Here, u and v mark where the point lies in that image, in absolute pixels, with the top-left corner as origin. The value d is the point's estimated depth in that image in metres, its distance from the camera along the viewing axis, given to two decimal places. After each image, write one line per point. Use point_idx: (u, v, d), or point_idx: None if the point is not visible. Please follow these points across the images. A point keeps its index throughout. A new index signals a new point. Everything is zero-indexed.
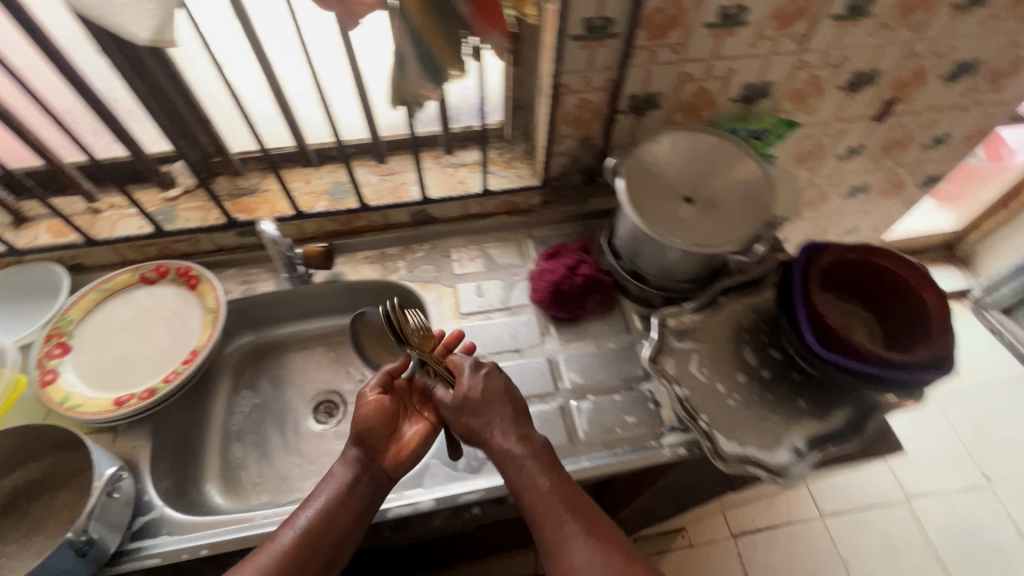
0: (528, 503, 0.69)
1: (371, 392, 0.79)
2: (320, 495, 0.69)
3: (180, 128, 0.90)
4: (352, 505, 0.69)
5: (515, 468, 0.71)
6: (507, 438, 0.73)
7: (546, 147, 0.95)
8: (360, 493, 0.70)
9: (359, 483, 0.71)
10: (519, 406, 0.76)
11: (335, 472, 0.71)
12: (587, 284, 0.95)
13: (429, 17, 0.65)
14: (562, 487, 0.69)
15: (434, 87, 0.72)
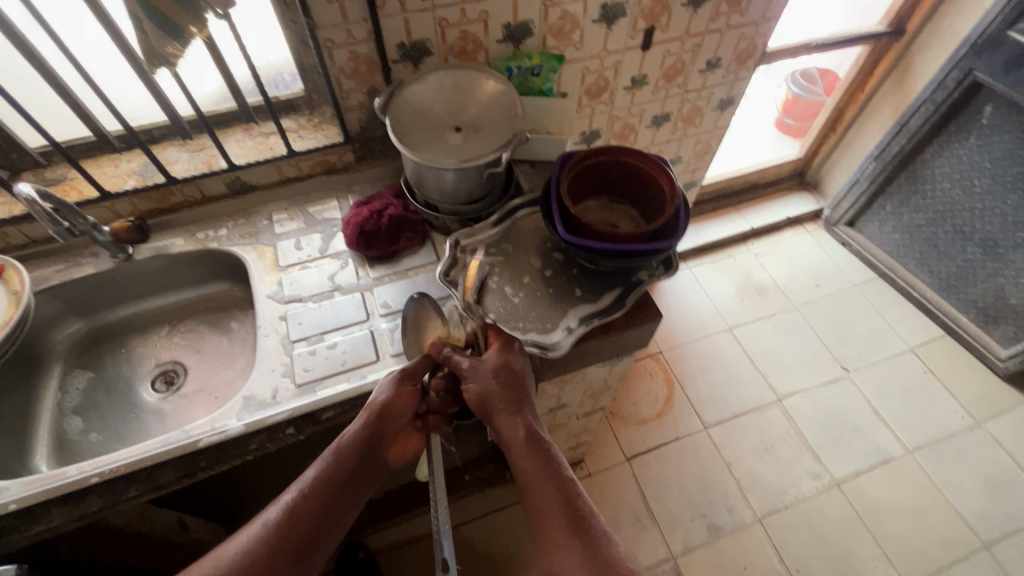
0: (527, 494, 0.77)
1: (391, 391, 0.83)
2: (311, 474, 0.77)
3: None
4: (341, 495, 0.77)
5: (521, 458, 0.80)
6: (517, 434, 0.81)
7: (336, 103, 1.03)
8: (350, 482, 0.78)
9: (352, 474, 0.79)
10: (525, 392, 0.85)
11: (333, 451, 0.79)
12: (393, 223, 1.04)
13: None
14: (557, 483, 0.77)
15: (179, 45, 0.78)
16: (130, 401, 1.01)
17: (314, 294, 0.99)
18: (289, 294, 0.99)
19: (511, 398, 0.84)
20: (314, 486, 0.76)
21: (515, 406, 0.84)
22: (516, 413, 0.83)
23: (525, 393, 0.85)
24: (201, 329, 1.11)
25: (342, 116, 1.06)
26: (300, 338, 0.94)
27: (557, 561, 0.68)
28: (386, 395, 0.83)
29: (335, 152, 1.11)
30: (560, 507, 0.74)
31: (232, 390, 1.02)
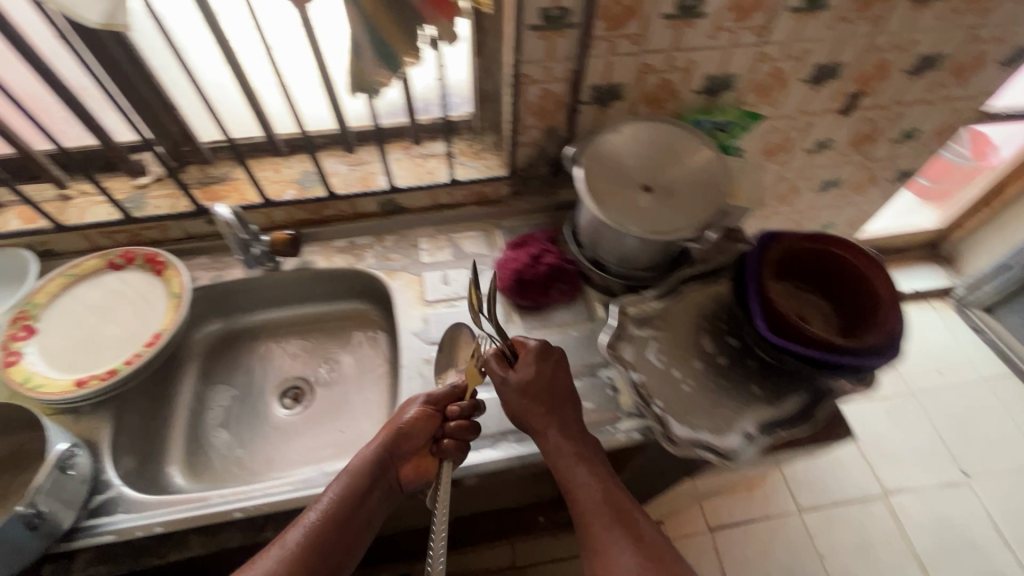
0: (577, 505, 0.74)
1: (409, 412, 0.81)
2: (330, 493, 0.73)
3: (149, 116, 0.91)
4: (360, 514, 0.73)
5: (563, 465, 0.75)
6: (559, 439, 0.76)
7: (511, 138, 0.96)
8: (367, 504, 0.74)
9: (371, 493, 0.75)
10: (570, 399, 0.80)
11: (348, 472, 0.75)
12: (550, 272, 0.97)
13: (382, 5, 0.66)
14: (602, 493, 0.73)
15: (390, 74, 0.73)
16: (258, 413, 0.99)
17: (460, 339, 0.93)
18: (434, 334, 0.94)
19: (554, 406, 0.78)
20: (335, 506, 0.71)
21: (557, 414, 0.78)
22: (558, 421, 0.77)
23: (570, 400, 0.80)
24: (330, 346, 1.07)
25: (512, 150, 0.99)
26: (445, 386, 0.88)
27: (612, 554, 0.69)
28: (408, 415, 0.80)
29: (494, 184, 1.05)
30: (609, 524, 0.71)
31: (359, 422, 0.97)
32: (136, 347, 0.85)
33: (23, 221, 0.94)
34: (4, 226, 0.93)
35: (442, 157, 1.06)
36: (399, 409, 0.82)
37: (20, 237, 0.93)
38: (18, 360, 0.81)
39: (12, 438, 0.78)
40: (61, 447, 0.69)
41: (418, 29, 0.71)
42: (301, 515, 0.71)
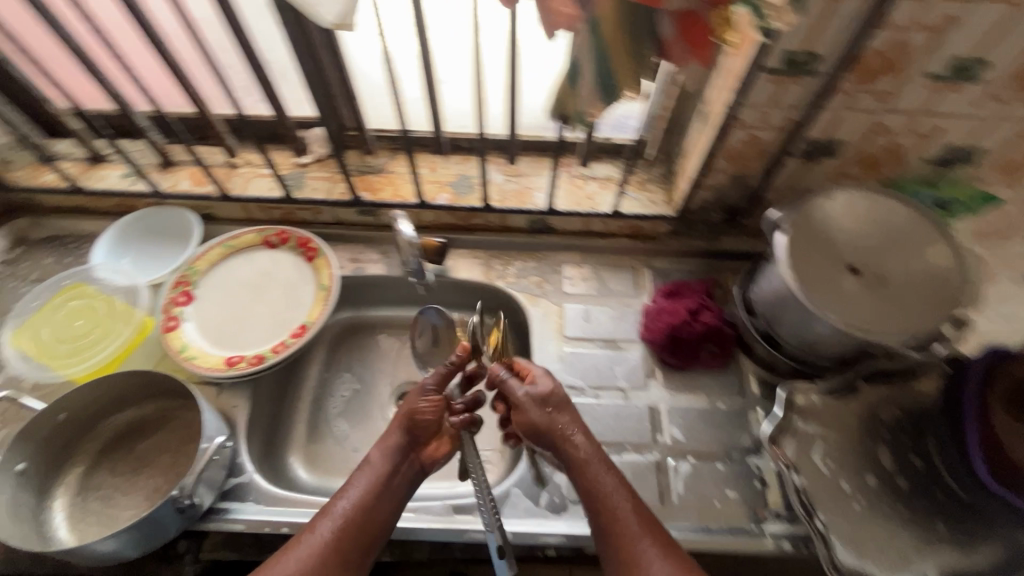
0: (597, 513, 0.64)
1: (423, 399, 0.77)
2: (355, 486, 0.69)
3: (327, 100, 0.89)
4: (389, 505, 0.69)
5: (578, 472, 0.67)
6: (581, 447, 0.69)
7: (694, 179, 0.87)
8: (391, 490, 0.70)
9: (395, 479, 0.71)
10: (546, 400, 0.73)
11: (372, 464, 0.71)
12: (706, 332, 0.87)
13: (625, 33, 0.58)
14: (632, 505, 0.64)
15: (604, 105, 0.65)
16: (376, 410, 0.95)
17: (596, 386, 0.87)
18: (569, 375, 0.88)
19: (554, 408, 0.72)
20: (361, 499, 0.67)
21: (556, 412, 0.72)
22: (572, 426, 0.71)
23: (534, 408, 0.72)
24: None
25: (689, 191, 0.89)
26: None
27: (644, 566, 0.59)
28: (426, 398, 0.76)
29: (656, 221, 0.96)
30: (636, 534, 0.62)
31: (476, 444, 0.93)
32: (282, 335, 0.86)
33: (193, 183, 0.97)
34: (176, 185, 0.96)
35: (605, 181, 0.98)
36: (416, 391, 0.78)
37: (189, 198, 0.95)
38: (177, 327, 0.84)
39: (158, 403, 0.80)
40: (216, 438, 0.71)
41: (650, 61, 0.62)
42: (327, 506, 0.68)
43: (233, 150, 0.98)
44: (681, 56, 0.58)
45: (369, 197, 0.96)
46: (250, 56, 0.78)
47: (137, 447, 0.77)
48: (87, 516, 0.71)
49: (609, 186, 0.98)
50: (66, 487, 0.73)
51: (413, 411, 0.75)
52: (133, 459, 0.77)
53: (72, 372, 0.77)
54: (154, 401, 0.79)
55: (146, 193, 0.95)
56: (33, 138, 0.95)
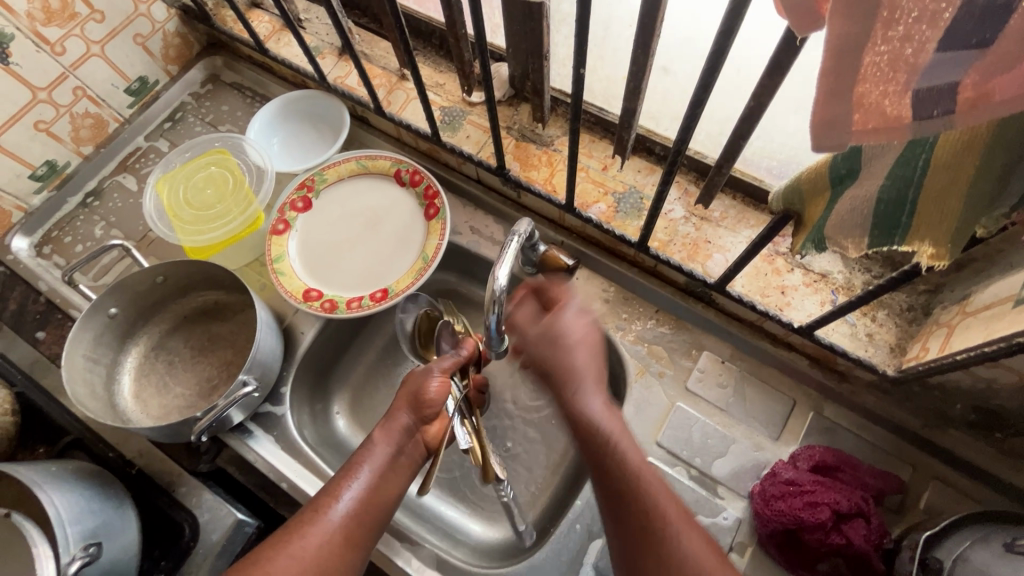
0: (610, 489, 0.51)
1: (433, 380, 0.62)
2: (365, 468, 0.57)
3: (515, 43, 0.71)
4: (397, 491, 0.58)
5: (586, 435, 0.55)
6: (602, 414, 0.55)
7: (954, 357, 0.55)
8: (398, 475, 0.59)
9: (402, 460, 0.60)
10: (571, 342, 0.58)
11: (377, 446, 0.59)
12: (843, 552, 0.61)
13: (976, 165, 0.31)
14: (669, 497, 0.50)
15: (866, 243, 0.39)
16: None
17: None
18: None
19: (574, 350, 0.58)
20: (372, 483, 0.57)
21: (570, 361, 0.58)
22: (583, 383, 0.57)
23: (575, 353, 0.58)
24: None
25: (935, 364, 0.58)
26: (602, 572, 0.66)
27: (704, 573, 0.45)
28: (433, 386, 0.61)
29: (860, 368, 0.66)
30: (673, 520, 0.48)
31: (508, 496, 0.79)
32: (366, 287, 0.79)
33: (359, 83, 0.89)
34: (343, 79, 0.89)
35: (815, 279, 0.70)
36: (419, 373, 0.63)
37: (347, 97, 0.88)
38: (283, 234, 0.81)
39: (240, 297, 0.80)
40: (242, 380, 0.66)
41: (997, 216, 0.34)
42: (332, 485, 0.56)
43: None
44: None
45: (518, 170, 0.80)
46: None
47: (213, 328, 0.80)
48: (151, 374, 0.77)
49: (820, 287, 0.69)
50: (145, 339, 0.78)
51: (423, 391, 0.61)
52: (204, 339, 0.80)
53: (201, 239, 0.79)
54: (237, 295, 0.80)
55: (313, 77, 0.89)
56: None
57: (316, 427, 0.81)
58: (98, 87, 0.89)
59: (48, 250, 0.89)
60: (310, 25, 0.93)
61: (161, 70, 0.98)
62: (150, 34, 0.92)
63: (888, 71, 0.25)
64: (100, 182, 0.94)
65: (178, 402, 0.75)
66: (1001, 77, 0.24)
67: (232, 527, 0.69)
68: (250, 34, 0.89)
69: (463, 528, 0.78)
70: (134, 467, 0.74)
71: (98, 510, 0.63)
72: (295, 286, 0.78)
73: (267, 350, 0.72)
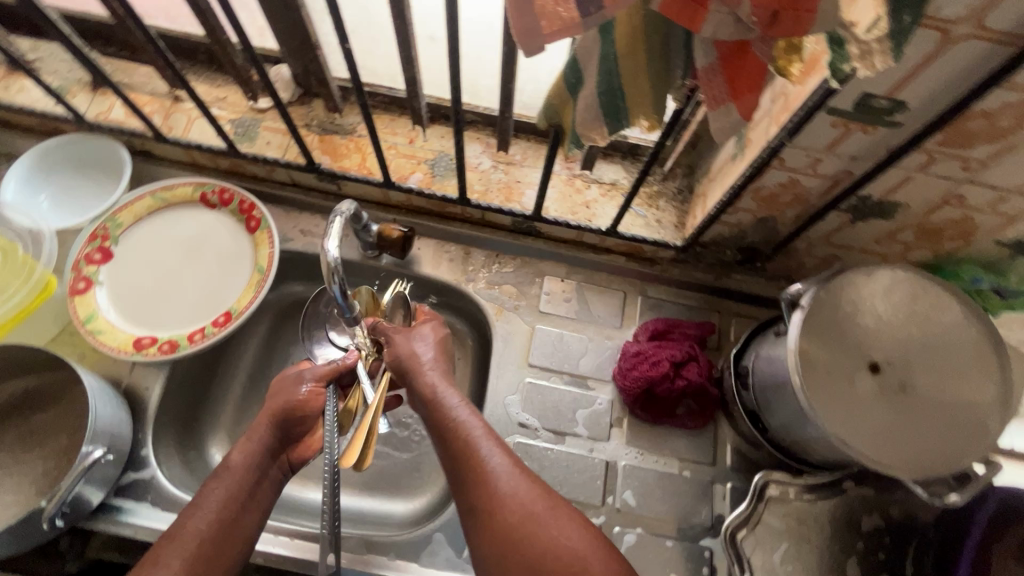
0: (480, 505, 0.54)
1: (302, 387, 0.62)
2: (210, 500, 0.55)
3: (283, 39, 0.72)
4: (251, 519, 0.56)
5: (441, 420, 0.59)
6: (456, 405, 0.59)
7: (711, 212, 0.71)
8: (252, 503, 0.57)
9: (262, 484, 0.58)
10: (427, 361, 0.63)
11: (229, 471, 0.57)
12: (688, 391, 0.76)
13: (644, 48, 0.42)
14: (526, 484, 0.56)
15: (608, 133, 0.49)
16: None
17: (554, 428, 0.77)
18: (524, 411, 0.78)
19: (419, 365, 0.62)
20: (220, 511, 0.54)
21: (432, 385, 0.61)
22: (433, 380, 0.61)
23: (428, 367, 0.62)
24: None
25: (702, 223, 0.74)
26: None
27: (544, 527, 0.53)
28: (303, 389, 0.62)
29: (659, 247, 0.81)
30: (518, 491, 0.55)
31: (419, 466, 0.82)
32: (206, 316, 0.75)
33: (126, 114, 0.82)
34: (106, 114, 0.82)
35: (609, 188, 0.83)
36: (287, 381, 0.63)
37: (118, 132, 0.81)
38: (87, 291, 0.73)
39: (57, 374, 0.71)
40: (89, 451, 0.60)
41: (677, 84, 0.46)
42: (177, 524, 0.54)
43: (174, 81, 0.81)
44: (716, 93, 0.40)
45: (330, 163, 0.82)
46: None
47: (30, 422, 0.70)
48: None
49: (613, 194, 0.83)
50: None
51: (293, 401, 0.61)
52: (27, 434, 0.70)
53: None
54: (52, 372, 0.71)
55: (69, 119, 0.80)
56: None
57: (197, 479, 0.76)
58: None
59: None
60: (45, 64, 0.83)
61: None
62: None
63: None
64: None
65: (14, 512, 0.65)
66: None
67: None
68: None
69: (386, 511, 0.80)
70: None
71: None
72: (122, 339, 0.72)
73: (109, 416, 0.65)
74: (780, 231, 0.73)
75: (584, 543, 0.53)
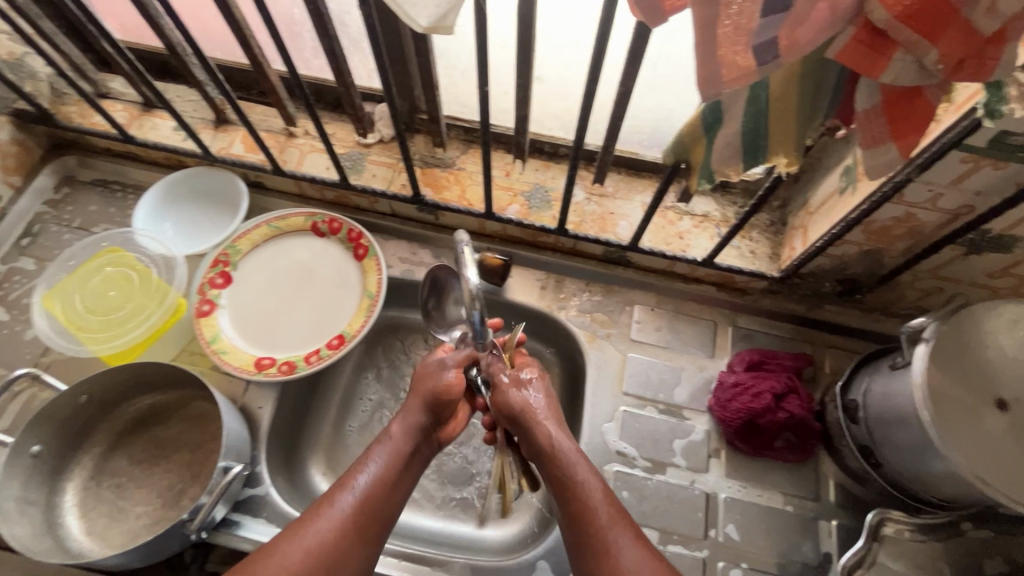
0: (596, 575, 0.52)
1: (449, 373, 0.64)
2: (377, 460, 0.59)
3: (401, 81, 0.77)
4: (404, 484, 0.59)
5: (568, 475, 0.58)
6: (579, 462, 0.59)
7: (816, 244, 0.72)
8: (407, 469, 0.60)
9: (416, 456, 0.61)
10: (541, 411, 0.62)
11: (391, 438, 0.61)
12: (790, 423, 0.75)
13: (797, 90, 0.44)
14: (650, 560, 0.52)
15: (743, 168, 0.51)
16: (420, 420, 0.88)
17: (650, 458, 0.77)
18: (621, 439, 0.78)
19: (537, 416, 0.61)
20: (383, 474, 0.58)
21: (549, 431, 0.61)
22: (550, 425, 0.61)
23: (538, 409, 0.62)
24: None
25: (804, 255, 0.75)
26: None
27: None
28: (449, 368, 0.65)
29: (754, 278, 0.82)
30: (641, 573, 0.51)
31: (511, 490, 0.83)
32: (318, 339, 0.79)
33: (246, 149, 0.88)
34: (227, 148, 0.88)
35: (701, 220, 0.85)
36: (435, 367, 0.65)
37: (238, 165, 0.87)
38: (211, 313, 0.78)
39: (181, 391, 0.75)
40: (226, 466, 0.63)
41: (819, 124, 0.48)
42: (345, 476, 0.58)
43: (292, 118, 0.87)
44: (874, 133, 0.42)
45: (432, 195, 0.86)
46: (323, 26, 0.66)
47: (155, 435, 0.74)
48: (97, 505, 0.68)
49: (706, 225, 0.84)
50: (81, 469, 0.70)
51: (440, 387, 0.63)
52: (151, 448, 0.73)
53: (88, 349, 0.73)
54: (177, 389, 0.75)
55: (195, 153, 0.87)
56: (87, 74, 0.88)
57: (301, 496, 0.78)
58: None
59: None
60: (174, 103, 0.91)
61: (3, 183, 0.87)
62: None
63: (734, 37, 0.37)
64: None
65: (143, 523, 0.68)
66: (801, 28, 0.36)
67: None
68: (111, 124, 0.84)
69: (479, 537, 0.80)
70: None
71: None
72: (242, 360, 0.76)
73: (236, 432, 0.68)
74: (885, 264, 0.73)
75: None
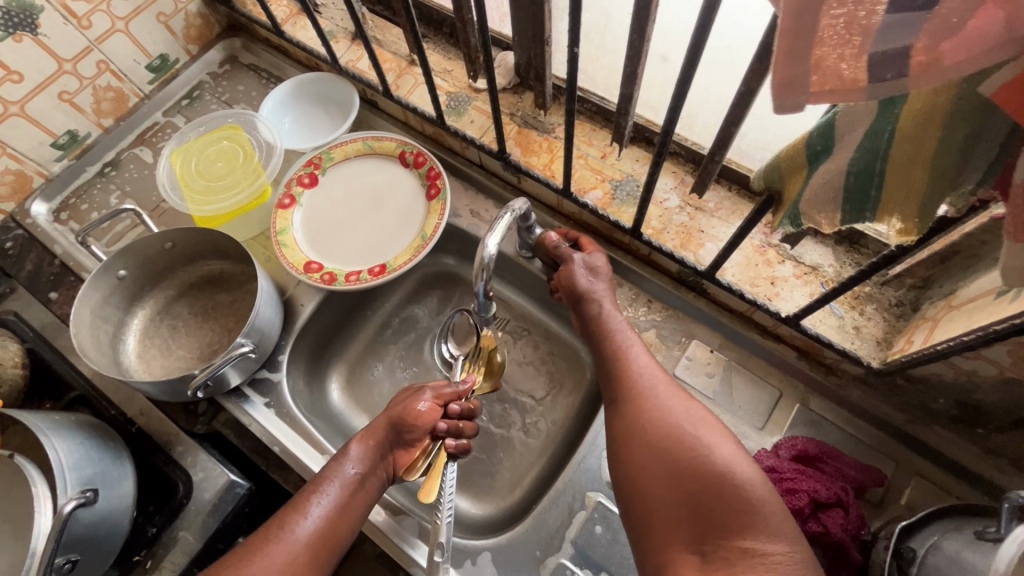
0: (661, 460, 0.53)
1: (422, 403, 0.65)
2: (332, 484, 0.60)
3: (520, 30, 0.73)
4: (362, 505, 0.61)
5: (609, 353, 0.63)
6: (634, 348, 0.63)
7: (936, 347, 0.55)
8: (364, 493, 0.61)
9: (373, 479, 0.63)
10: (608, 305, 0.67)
11: (349, 461, 0.62)
12: (820, 539, 0.61)
13: (936, 136, 0.32)
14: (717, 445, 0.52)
15: (837, 218, 0.40)
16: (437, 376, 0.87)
17: None
18: None
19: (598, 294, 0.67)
20: (342, 496, 0.59)
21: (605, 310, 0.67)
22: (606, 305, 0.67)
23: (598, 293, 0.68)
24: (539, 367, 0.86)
25: (918, 355, 0.58)
26: (581, 549, 0.67)
27: (705, 452, 0.51)
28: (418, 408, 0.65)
29: (846, 360, 0.67)
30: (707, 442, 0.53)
31: (495, 476, 0.80)
32: (366, 262, 0.81)
33: (369, 67, 0.91)
34: (354, 62, 0.92)
35: (805, 271, 0.71)
36: (410, 394, 0.67)
37: (357, 79, 0.90)
38: (289, 208, 0.84)
39: (243, 268, 0.83)
40: (239, 344, 0.69)
41: (965, 191, 0.35)
42: (299, 498, 0.59)
43: None
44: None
45: (519, 156, 0.82)
46: None
47: (213, 297, 0.83)
48: (154, 337, 0.79)
49: (809, 280, 0.70)
50: (152, 303, 0.81)
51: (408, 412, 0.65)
52: (208, 307, 0.82)
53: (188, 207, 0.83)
54: (239, 264, 0.82)
55: (325, 59, 0.92)
56: None
57: (311, 398, 0.83)
58: (121, 62, 0.93)
59: (65, 216, 0.93)
60: (326, 10, 0.97)
61: (182, 49, 1.02)
62: (173, 14, 0.96)
63: (844, 33, 0.27)
64: (118, 154, 0.98)
65: (180, 365, 0.78)
66: (950, 40, 0.25)
67: (222, 487, 0.72)
68: (267, 16, 0.92)
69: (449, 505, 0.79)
70: (135, 425, 0.77)
71: (96, 459, 0.64)
72: (296, 258, 0.81)
73: (266, 318, 0.74)
74: None
75: (745, 463, 0.50)
